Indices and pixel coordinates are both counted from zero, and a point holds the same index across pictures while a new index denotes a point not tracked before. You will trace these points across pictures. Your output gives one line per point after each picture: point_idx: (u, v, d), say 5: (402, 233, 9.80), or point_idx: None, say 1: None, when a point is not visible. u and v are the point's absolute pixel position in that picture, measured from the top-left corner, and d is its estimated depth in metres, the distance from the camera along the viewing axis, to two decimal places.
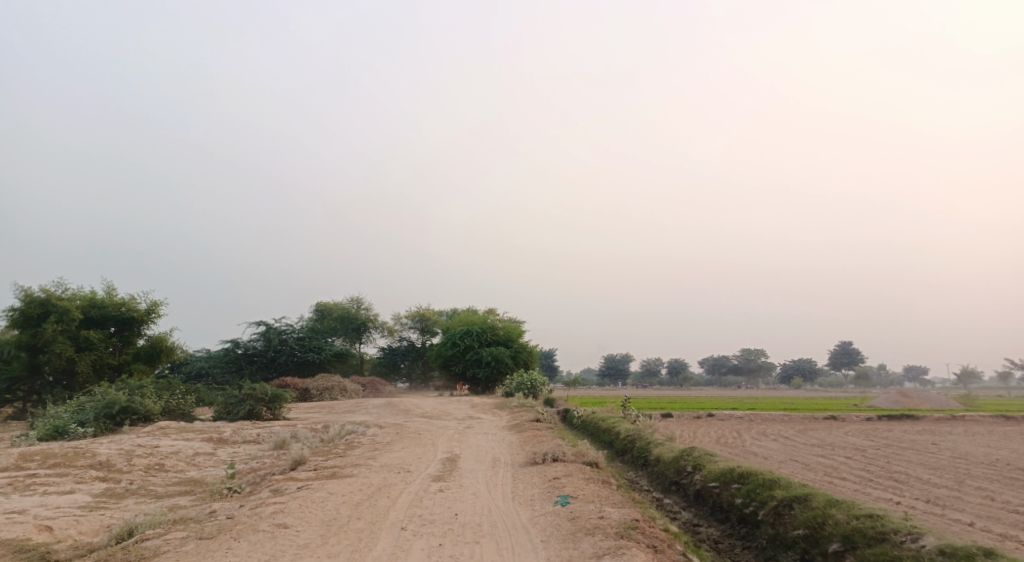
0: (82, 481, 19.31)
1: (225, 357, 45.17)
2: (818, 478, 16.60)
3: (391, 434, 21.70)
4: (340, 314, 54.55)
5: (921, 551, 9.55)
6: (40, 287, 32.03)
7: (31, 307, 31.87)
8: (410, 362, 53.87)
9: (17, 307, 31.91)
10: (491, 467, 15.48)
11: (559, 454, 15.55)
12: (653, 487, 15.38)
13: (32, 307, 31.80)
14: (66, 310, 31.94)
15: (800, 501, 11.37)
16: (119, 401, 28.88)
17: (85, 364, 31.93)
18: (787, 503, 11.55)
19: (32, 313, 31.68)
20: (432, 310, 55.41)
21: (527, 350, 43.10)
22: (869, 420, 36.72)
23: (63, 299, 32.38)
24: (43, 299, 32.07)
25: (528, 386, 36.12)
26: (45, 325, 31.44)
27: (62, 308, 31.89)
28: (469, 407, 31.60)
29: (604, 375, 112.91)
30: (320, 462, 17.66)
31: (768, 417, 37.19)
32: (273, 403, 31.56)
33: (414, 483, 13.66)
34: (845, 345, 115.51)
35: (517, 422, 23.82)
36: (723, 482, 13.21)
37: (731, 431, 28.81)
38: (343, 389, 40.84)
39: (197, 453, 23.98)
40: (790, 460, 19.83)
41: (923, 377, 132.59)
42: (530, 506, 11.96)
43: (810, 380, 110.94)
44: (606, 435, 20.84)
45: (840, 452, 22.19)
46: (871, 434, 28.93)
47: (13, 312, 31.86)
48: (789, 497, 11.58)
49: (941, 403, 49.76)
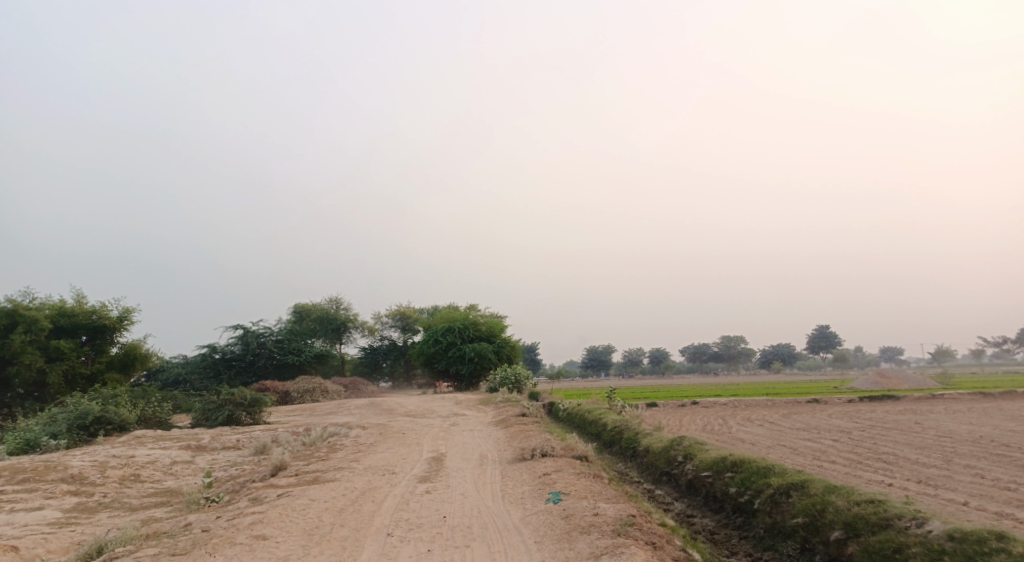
0: (53, 496, 18.70)
1: (202, 363, 44.38)
2: (809, 463, 16.41)
3: (375, 435, 21.26)
4: (319, 315, 53.82)
5: (929, 537, 9.36)
6: (7, 297, 31.20)
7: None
8: (391, 361, 53.28)
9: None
10: (478, 465, 15.10)
11: (547, 449, 15.20)
12: (644, 478, 15.09)
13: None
14: (35, 319, 31.13)
15: (797, 489, 11.13)
16: (92, 412, 28.13)
17: (56, 375, 31.14)
18: (784, 490, 11.30)
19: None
20: (412, 307, 54.86)
21: (510, 345, 42.75)
22: (852, 402, 36.82)
23: (31, 309, 31.55)
24: (10, 309, 31.28)
25: (511, 380, 35.78)
26: (14, 336, 30.61)
27: (31, 317, 31.09)
28: (453, 404, 31.21)
29: (585, 366, 112.95)
30: (301, 467, 17.20)
31: (752, 402, 37.18)
32: (253, 408, 30.97)
33: (399, 485, 13.25)
34: (823, 328, 116.35)
35: (502, 417, 23.49)
36: (716, 471, 12.95)
37: (717, 418, 28.67)
38: (325, 391, 40.26)
39: (174, 461, 23.40)
40: (778, 445, 19.67)
41: (899, 357, 134.13)
42: (521, 505, 11.59)
43: (789, 364, 111.75)
44: (593, 427, 20.55)
45: (828, 435, 22.10)
46: (855, 416, 28.89)
47: None
48: (786, 485, 11.33)
49: (920, 383, 50.12)
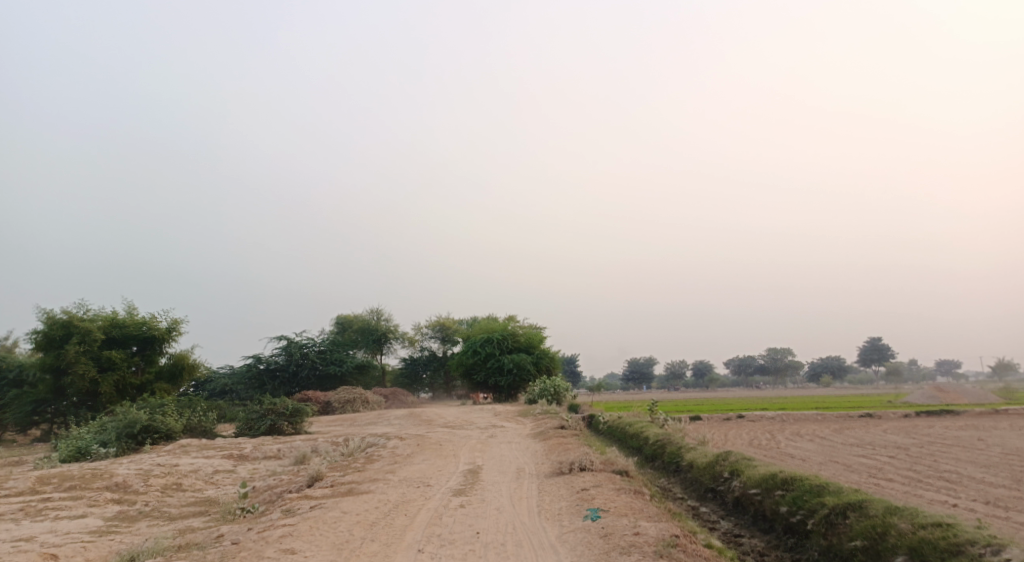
0: (96, 504, 18.73)
1: (247, 373, 44.70)
2: (863, 481, 15.59)
3: (412, 446, 20.93)
4: (360, 326, 54.00)
5: None
6: (61, 308, 31.72)
7: (53, 328, 31.58)
8: (432, 372, 53.09)
9: (40, 330, 31.64)
10: (515, 479, 14.63)
11: (586, 463, 14.67)
12: (688, 495, 14.46)
13: (54, 329, 31.54)
14: (88, 330, 31.56)
15: (855, 509, 10.44)
16: (140, 420, 28.34)
17: (108, 385, 31.54)
18: (840, 511, 10.62)
19: (54, 335, 31.41)
20: (452, 318, 54.67)
21: (550, 356, 42.24)
22: (906, 416, 35.41)
23: (84, 320, 32.01)
24: (65, 320, 31.79)
25: (551, 392, 35.22)
26: (68, 347, 31.09)
27: (84, 328, 31.54)
28: (492, 415, 30.79)
29: (627, 379, 111.58)
30: (337, 478, 16.91)
31: (800, 416, 36.02)
32: (295, 418, 30.96)
33: (433, 498, 12.85)
34: (874, 341, 113.28)
35: (541, 430, 22.97)
36: (764, 489, 12.29)
37: (764, 433, 27.75)
38: (365, 401, 40.16)
39: (216, 470, 23.36)
40: (829, 462, 18.82)
41: (954, 371, 130.05)
42: (559, 522, 11.09)
43: (839, 378, 108.96)
44: (635, 440, 19.94)
45: (881, 452, 21.11)
46: (911, 431, 27.72)
47: (36, 335, 31.63)
48: (842, 504, 10.65)
49: (978, 397, 48.15)
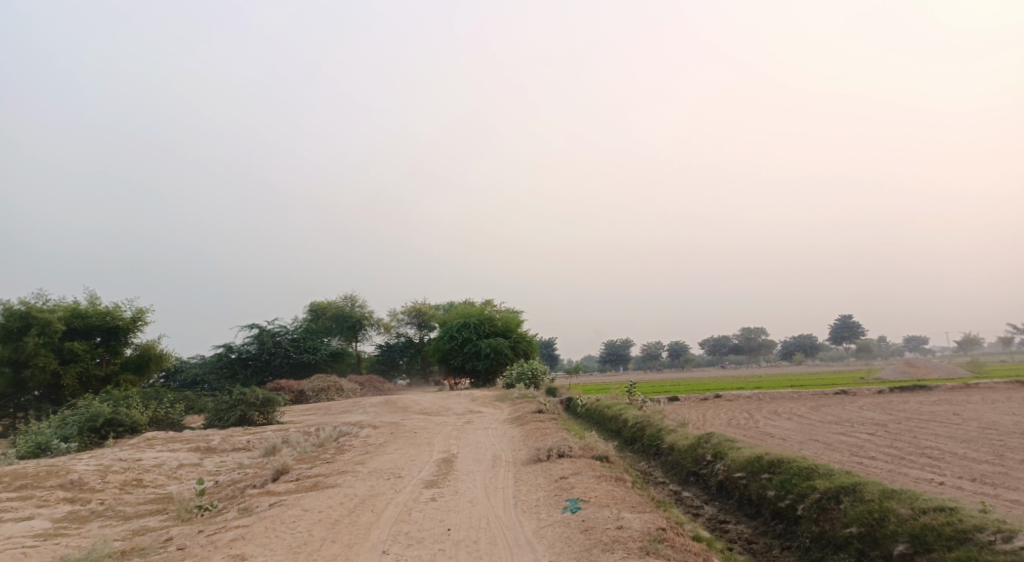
0: (47, 504, 17.84)
1: (218, 363, 43.59)
2: (847, 460, 15.17)
3: (385, 435, 20.20)
4: (334, 313, 52.97)
5: (1018, 552, 8.18)
6: (19, 299, 30.44)
7: (11, 321, 30.29)
8: (408, 359, 52.24)
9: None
10: (490, 468, 13.97)
11: (564, 450, 14.06)
12: (669, 479, 13.95)
13: (12, 320, 30.25)
14: (48, 321, 30.35)
15: (849, 494, 9.95)
16: (103, 414, 27.30)
17: (70, 377, 30.44)
18: (833, 495, 10.14)
19: (12, 327, 30.13)
20: (428, 303, 53.84)
21: (527, 340, 41.64)
22: (882, 393, 35.33)
23: (44, 311, 30.75)
24: (23, 311, 30.52)
25: (528, 376, 34.66)
26: (27, 339, 29.89)
27: (44, 320, 30.31)
28: (468, 401, 30.12)
29: (603, 361, 111.69)
30: (304, 471, 16.15)
31: (777, 395, 35.82)
32: (265, 407, 30.04)
33: (403, 491, 12.19)
34: (846, 318, 114.32)
35: (518, 415, 22.35)
36: (750, 472, 11.79)
37: (744, 412, 27.38)
38: (340, 389, 39.27)
39: (181, 464, 22.49)
40: (811, 441, 18.41)
41: (923, 347, 132.00)
42: (535, 516, 10.47)
43: (812, 355, 110.04)
44: (613, 423, 19.40)
45: (862, 429, 20.78)
46: (888, 408, 27.54)
47: None
48: (834, 488, 10.17)
49: (951, 372, 48.40)
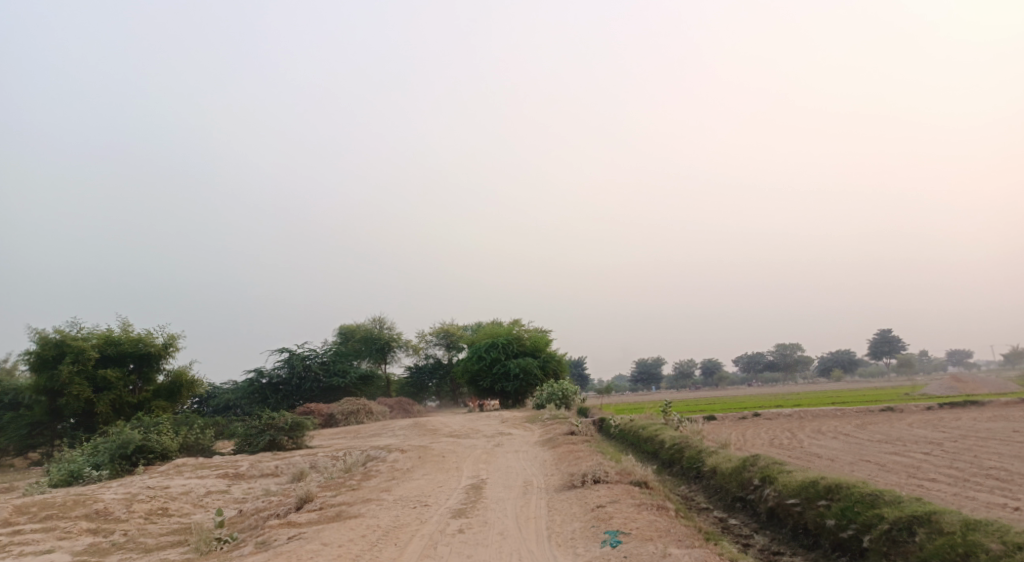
0: (69, 536, 17.36)
1: (249, 388, 43.25)
2: (904, 482, 14.11)
3: (413, 459, 19.45)
4: (363, 335, 52.59)
5: None
6: (53, 327, 30.34)
7: (45, 349, 30.14)
8: (438, 380, 51.59)
9: (32, 350, 30.22)
10: (521, 495, 13.16)
11: (600, 475, 13.22)
12: (713, 505, 13.02)
13: (46, 348, 30.12)
14: (81, 349, 30.18)
15: (924, 525, 9.18)
16: (134, 440, 26.88)
17: (104, 405, 30.17)
18: (905, 526, 9.35)
19: (47, 355, 29.99)
20: (456, 324, 53.22)
21: (557, 360, 40.76)
22: (929, 409, 33.82)
23: (77, 339, 30.59)
24: (58, 339, 30.39)
25: (558, 396, 33.77)
26: (61, 367, 29.72)
27: (77, 347, 30.15)
28: (498, 422, 29.32)
29: (635, 380, 110.32)
30: (328, 500, 15.47)
31: (819, 412, 34.51)
32: (294, 432, 29.45)
33: (429, 521, 11.45)
34: (884, 332, 111.68)
35: (550, 437, 21.47)
36: (805, 498, 10.87)
37: (785, 431, 26.19)
38: (369, 412, 38.64)
39: (209, 492, 21.92)
40: (861, 461, 17.33)
41: (966, 360, 128.51)
42: (572, 550, 9.64)
43: (849, 371, 107.62)
44: (649, 445, 18.47)
45: (915, 448, 19.60)
46: (938, 424, 26.20)
47: (28, 356, 30.24)
48: (905, 519, 9.38)
49: (999, 386, 46.51)
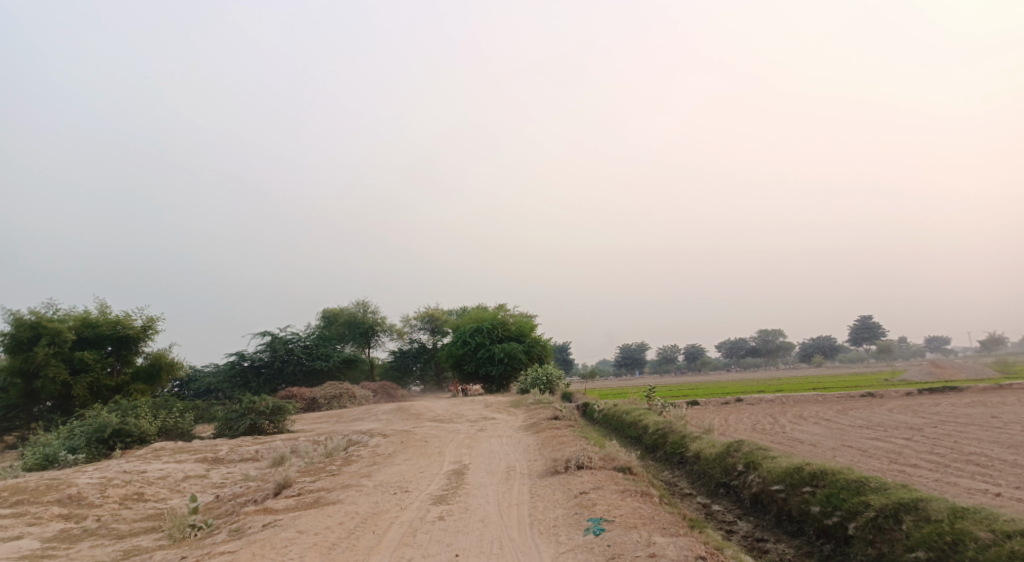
0: (41, 521, 17.03)
1: (231, 371, 42.81)
2: (887, 468, 14.05)
3: (394, 444, 19.23)
4: (346, 319, 52.17)
5: None
6: (29, 309, 29.80)
7: (21, 331, 29.59)
8: (422, 365, 51.36)
9: (8, 333, 29.67)
10: (503, 481, 12.97)
11: (583, 461, 13.06)
12: (697, 491, 12.91)
13: (22, 331, 29.58)
14: (58, 331, 29.66)
15: (910, 512, 9.12)
16: (111, 424, 26.46)
17: (81, 388, 29.69)
18: (892, 513, 9.28)
19: (23, 337, 29.45)
20: (440, 308, 52.93)
21: (541, 345, 40.60)
22: (911, 394, 34.02)
23: (54, 321, 30.06)
24: (34, 321, 29.85)
25: (542, 381, 33.62)
26: (37, 349, 29.21)
27: (54, 330, 29.63)
28: (482, 407, 29.15)
29: (619, 365, 110.76)
30: (306, 485, 15.22)
31: (801, 397, 34.64)
32: (275, 416, 29.14)
33: (409, 508, 11.24)
34: (866, 318, 112.53)
35: (533, 422, 21.31)
36: (789, 484, 10.77)
37: (768, 416, 26.20)
38: (352, 396, 38.35)
39: (187, 476, 21.60)
40: (845, 447, 17.28)
41: (946, 347, 129.91)
42: (553, 538, 9.47)
43: (830, 357, 108.47)
44: (633, 430, 18.35)
45: (897, 433, 19.61)
46: (920, 410, 26.30)
47: (3, 338, 29.69)
48: (892, 506, 9.31)
49: (979, 373, 46.91)
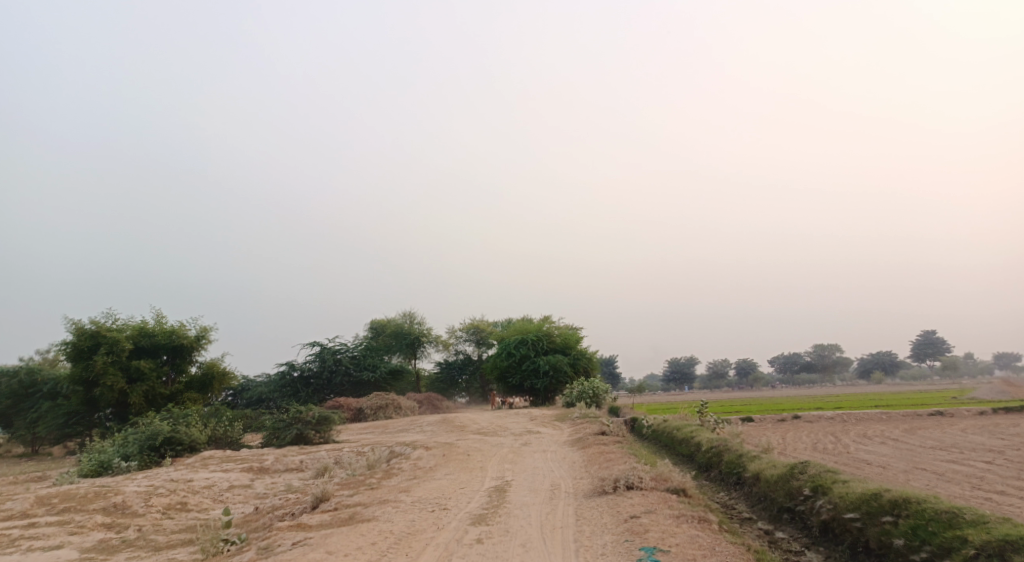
0: (83, 530, 16.73)
1: (281, 381, 42.77)
2: (969, 494, 12.87)
3: (437, 457, 18.52)
4: (393, 330, 51.94)
5: None
6: (89, 318, 30.04)
7: (81, 339, 29.84)
8: (468, 376, 50.83)
9: (68, 341, 29.95)
10: (548, 501, 12.17)
11: (633, 481, 12.17)
12: (758, 515, 11.92)
13: (82, 339, 29.82)
14: (116, 340, 29.82)
15: (1019, 552, 8.28)
16: (162, 432, 26.34)
17: (137, 396, 29.77)
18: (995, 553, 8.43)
19: (82, 346, 29.68)
20: (486, 320, 52.37)
21: (588, 358, 39.63)
22: (981, 413, 32.11)
23: (112, 331, 30.23)
24: (93, 330, 30.07)
25: (589, 394, 32.67)
26: (95, 358, 29.40)
27: (112, 338, 29.79)
28: (527, 420, 28.36)
29: (668, 380, 108.85)
30: (345, 499, 14.62)
31: (863, 415, 32.98)
32: (322, 426, 28.71)
33: (446, 528, 10.53)
34: (928, 334, 108.63)
35: (579, 436, 20.45)
36: (865, 513, 9.88)
37: (828, 435, 24.83)
38: (398, 407, 37.92)
39: (231, 486, 21.22)
40: (916, 469, 16.03)
41: (1014, 364, 124.62)
42: None
43: (890, 374, 104.77)
44: (685, 448, 17.32)
45: (973, 456, 18.17)
46: (994, 431, 24.65)
47: (64, 346, 29.97)
48: (996, 544, 8.47)
49: None
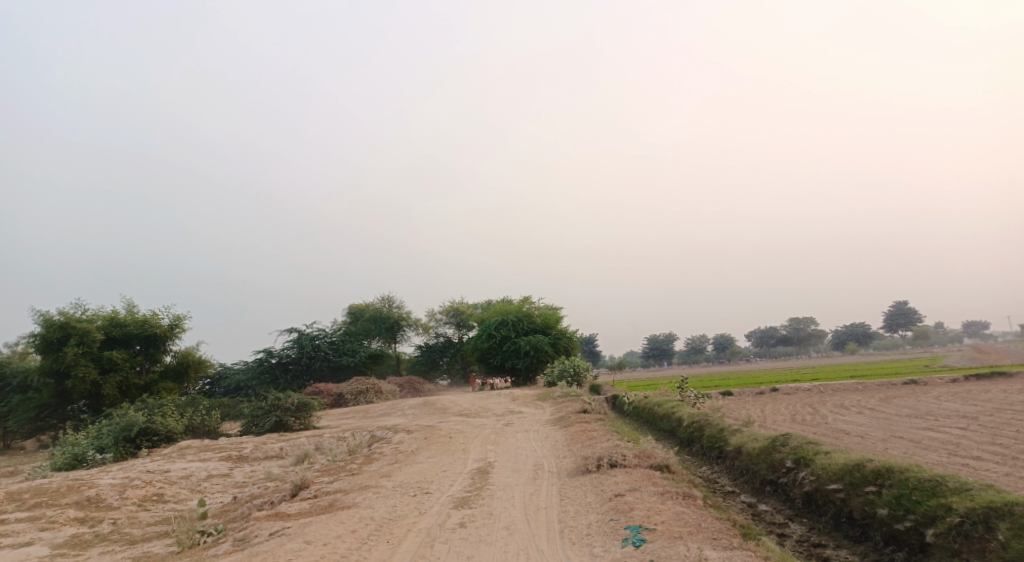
0: (57, 526, 16.39)
1: (258, 368, 42.29)
2: (949, 461, 12.94)
3: (418, 441, 18.34)
4: (372, 315, 51.53)
5: None
6: (58, 309, 29.38)
7: (50, 330, 29.20)
8: (449, 358, 50.64)
9: (37, 333, 29.28)
10: (531, 481, 12.05)
11: (616, 459, 12.08)
12: (740, 488, 11.90)
13: (51, 331, 29.18)
14: (86, 331, 29.21)
15: (1005, 519, 8.31)
16: (137, 423, 25.90)
17: (111, 387, 29.24)
18: (980, 521, 8.45)
19: (51, 337, 29.04)
20: (466, 302, 52.13)
21: (568, 336, 39.58)
22: (956, 381, 32.50)
23: (82, 321, 29.61)
24: (62, 321, 29.43)
25: (570, 373, 32.64)
26: (66, 349, 28.79)
27: (82, 329, 29.17)
28: (509, 400, 28.26)
29: (647, 356, 109.47)
30: (325, 486, 14.42)
31: (841, 385, 33.28)
32: (301, 412, 28.41)
33: (428, 512, 10.38)
34: (901, 304, 110.07)
35: (561, 415, 20.36)
36: (848, 484, 9.86)
37: (808, 406, 24.97)
38: (378, 391, 37.67)
39: (209, 476, 20.91)
40: (895, 438, 16.12)
41: (984, 332, 126.84)
42: (587, 551, 8.64)
43: (864, 344, 106.11)
44: (667, 424, 17.27)
45: (950, 423, 18.33)
46: (969, 398, 24.93)
47: (32, 338, 29.32)
48: (980, 511, 8.49)
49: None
